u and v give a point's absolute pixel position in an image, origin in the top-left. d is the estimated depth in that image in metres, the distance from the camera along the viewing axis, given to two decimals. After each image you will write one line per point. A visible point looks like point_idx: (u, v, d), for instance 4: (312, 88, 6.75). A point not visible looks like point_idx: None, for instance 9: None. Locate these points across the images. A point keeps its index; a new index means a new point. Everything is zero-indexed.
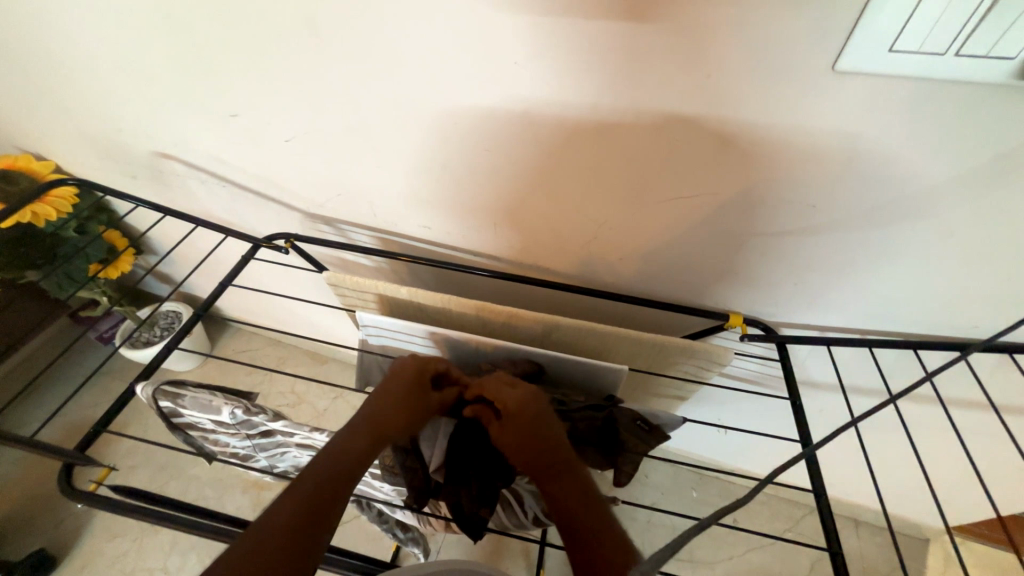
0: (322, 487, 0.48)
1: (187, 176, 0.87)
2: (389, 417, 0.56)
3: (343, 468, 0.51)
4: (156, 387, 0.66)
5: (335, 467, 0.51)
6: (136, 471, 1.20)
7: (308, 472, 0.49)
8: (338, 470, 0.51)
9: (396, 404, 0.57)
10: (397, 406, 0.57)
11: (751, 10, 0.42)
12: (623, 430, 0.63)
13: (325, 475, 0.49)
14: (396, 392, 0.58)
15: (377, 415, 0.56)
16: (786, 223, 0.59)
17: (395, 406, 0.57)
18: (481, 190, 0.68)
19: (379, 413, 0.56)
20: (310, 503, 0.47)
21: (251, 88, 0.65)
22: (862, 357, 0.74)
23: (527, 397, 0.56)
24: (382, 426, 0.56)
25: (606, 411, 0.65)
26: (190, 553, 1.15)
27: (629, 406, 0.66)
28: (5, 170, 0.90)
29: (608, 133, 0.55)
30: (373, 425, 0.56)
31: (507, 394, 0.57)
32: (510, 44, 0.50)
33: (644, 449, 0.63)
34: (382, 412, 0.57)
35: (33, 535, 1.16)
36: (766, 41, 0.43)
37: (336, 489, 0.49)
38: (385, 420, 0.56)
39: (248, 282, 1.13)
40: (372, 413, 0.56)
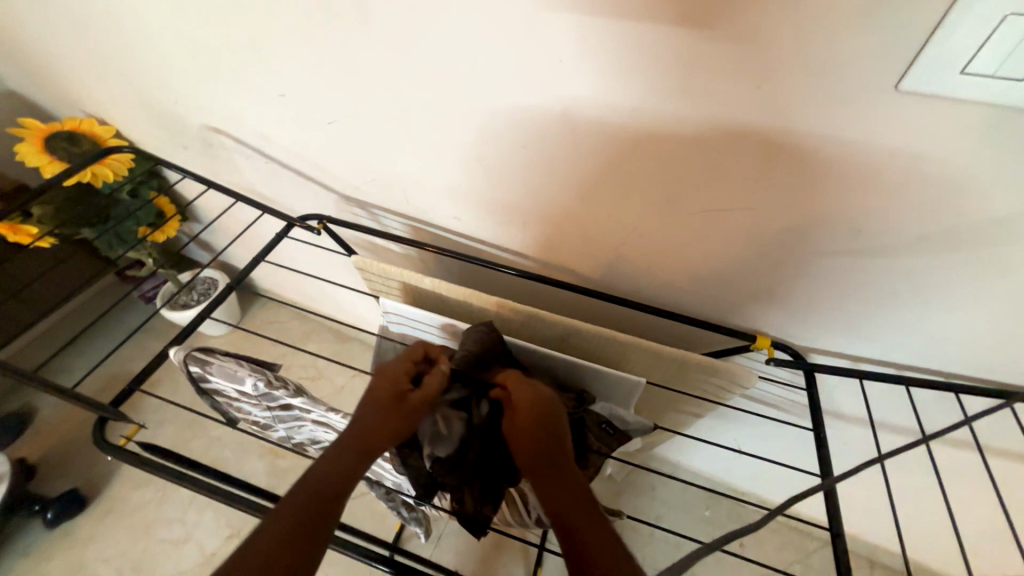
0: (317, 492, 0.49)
1: (233, 151, 0.90)
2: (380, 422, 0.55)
3: (331, 479, 0.51)
4: (187, 351, 0.69)
5: (328, 481, 0.50)
6: (163, 426, 1.26)
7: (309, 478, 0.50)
8: (326, 481, 0.50)
9: (382, 412, 0.55)
10: (389, 412, 0.55)
11: (813, 22, 0.40)
12: (590, 435, 0.64)
13: (317, 485, 0.50)
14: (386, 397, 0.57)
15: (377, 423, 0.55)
16: (828, 245, 0.56)
17: (388, 412, 0.55)
18: (512, 186, 0.68)
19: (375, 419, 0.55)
20: (306, 512, 0.48)
21: (298, 66, 0.66)
22: (894, 394, 0.70)
23: (535, 397, 0.56)
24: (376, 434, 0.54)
25: (578, 413, 0.64)
26: (206, 509, 1.21)
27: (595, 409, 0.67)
28: (70, 132, 0.94)
29: (647, 138, 0.54)
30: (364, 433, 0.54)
31: (524, 392, 0.57)
32: (556, 42, 0.50)
33: (608, 449, 0.66)
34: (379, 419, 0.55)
35: (68, 474, 1.24)
36: (823, 57, 0.41)
37: (331, 496, 0.50)
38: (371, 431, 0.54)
39: (281, 257, 1.17)
40: (365, 421, 0.55)
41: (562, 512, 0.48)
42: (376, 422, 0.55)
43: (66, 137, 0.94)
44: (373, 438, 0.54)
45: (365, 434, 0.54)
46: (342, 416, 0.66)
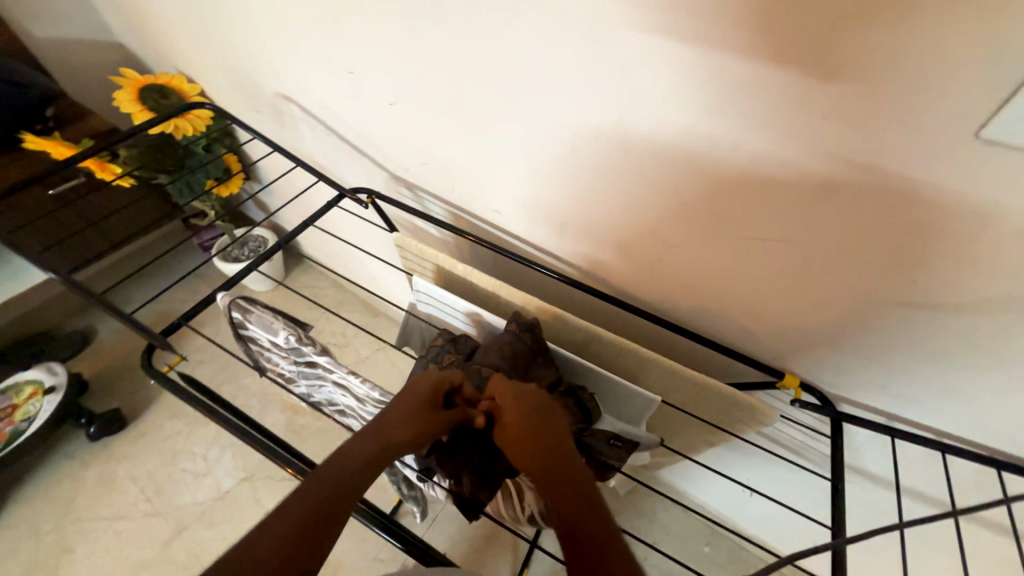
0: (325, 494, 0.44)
1: (299, 119, 0.95)
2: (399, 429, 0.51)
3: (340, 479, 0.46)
4: (233, 298, 0.75)
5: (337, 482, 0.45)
6: (201, 366, 1.36)
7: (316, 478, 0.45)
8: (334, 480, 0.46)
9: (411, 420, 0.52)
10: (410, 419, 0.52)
11: (895, 54, 0.38)
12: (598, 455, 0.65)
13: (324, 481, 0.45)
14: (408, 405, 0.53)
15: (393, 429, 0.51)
16: (879, 290, 0.53)
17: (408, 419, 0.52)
18: (556, 186, 0.68)
19: (394, 426, 0.51)
20: (312, 512, 0.43)
21: (370, 45, 0.69)
22: (929, 460, 0.66)
23: (529, 402, 0.53)
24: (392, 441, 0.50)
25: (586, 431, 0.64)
26: (226, 449, 1.29)
27: (604, 424, 0.67)
28: (162, 85, 1.03)
29: (698, 156, 0.53)
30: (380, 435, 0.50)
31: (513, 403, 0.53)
32: (618, 48, 0.50)
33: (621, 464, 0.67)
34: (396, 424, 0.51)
35: (114, 394, 1.36)
36: (900, 92, 0.39)
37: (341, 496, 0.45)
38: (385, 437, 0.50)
39: (327, 226, 1.23)
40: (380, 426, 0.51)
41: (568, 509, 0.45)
42: (396, 426, 0.51)
43: (158, 89, 1.02)
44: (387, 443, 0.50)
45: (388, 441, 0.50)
46: (360, 381, 0.69)
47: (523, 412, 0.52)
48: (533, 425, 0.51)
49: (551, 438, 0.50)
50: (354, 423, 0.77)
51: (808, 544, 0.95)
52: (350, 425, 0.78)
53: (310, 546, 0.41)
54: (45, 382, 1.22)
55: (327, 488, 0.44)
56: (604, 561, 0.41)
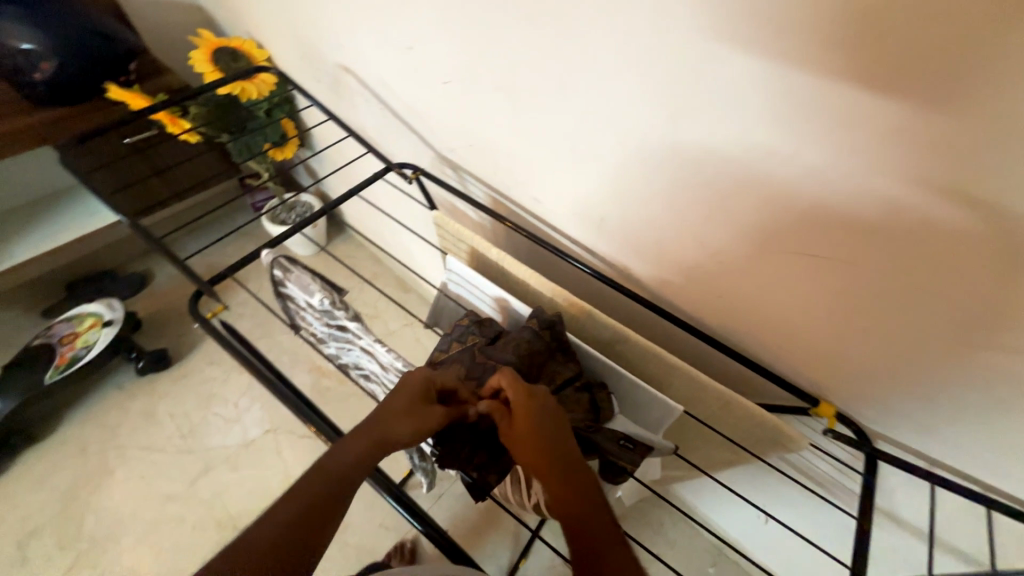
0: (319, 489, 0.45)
1: (356, 91, 0.98)
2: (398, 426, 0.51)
3: (332, 478, 0.46)
4: (276, 256, 0.78)
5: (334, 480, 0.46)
6: (242, 319, 1.43)
7: (311, 474, 0.46)
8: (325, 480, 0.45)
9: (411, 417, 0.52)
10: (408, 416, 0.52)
11: (995, 70, 0.33)
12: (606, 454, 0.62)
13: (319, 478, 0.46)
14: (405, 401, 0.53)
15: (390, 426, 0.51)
16: (939, 326, 0.49)
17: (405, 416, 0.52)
18: (601, 181, 0.67)
19: (391, 422, 0.51)
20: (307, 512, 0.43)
21: (431, 22, 0.69)
22: (970, 515, 0.61)
23: (531, 397, 0.53)
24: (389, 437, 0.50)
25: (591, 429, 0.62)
26: (256, 400, 1.36)
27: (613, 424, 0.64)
28: (234, 49, 1.08)
29: (752, 163, 0.50)
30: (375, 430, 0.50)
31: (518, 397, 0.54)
32: (680, 43, 0.47)
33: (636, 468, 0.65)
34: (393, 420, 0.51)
35: (163, 335, 1.46)
36: (994, 114, 0.35)
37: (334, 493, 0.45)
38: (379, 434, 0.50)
39: (371, 198, 1.26)
40: (379, 421, 0.51)
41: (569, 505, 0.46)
42: (394, 422, 0.51)
43: (230, 53, 1.07)
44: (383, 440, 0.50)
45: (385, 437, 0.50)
46: (386, 350, 0.70)
47: (531, 407, 0.53)
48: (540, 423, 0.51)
49: (557, 438, 0.50)
50: (377, 389, 0.80)
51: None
52: (373, 390, 0.81)
53: (304, 543, 0.41)
54: (103, 315, 1.32)
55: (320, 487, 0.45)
56: (604, 555, 0.42)
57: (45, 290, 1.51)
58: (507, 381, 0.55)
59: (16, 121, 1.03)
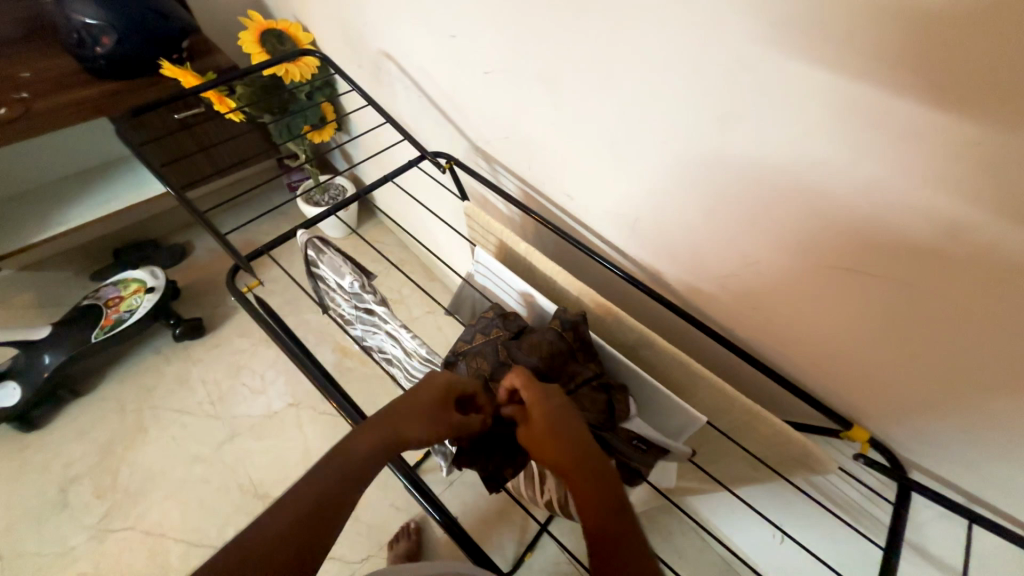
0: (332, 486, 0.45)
1: (396, 78, 0.99)
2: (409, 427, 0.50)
3: (341, 475, 0.46)
4: (311, 237, 0.80)
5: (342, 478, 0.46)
6: (273, 295, 1.48)
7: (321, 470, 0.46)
8: (334, 477, 0.46)
9: (425, 418, 0.51)
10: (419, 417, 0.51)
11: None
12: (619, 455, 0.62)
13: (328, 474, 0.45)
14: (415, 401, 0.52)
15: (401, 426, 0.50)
16: (995, 359, 0.45)
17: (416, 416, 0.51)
18: (638, 180, 0.65)
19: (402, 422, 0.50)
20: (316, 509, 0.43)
21: (476, 11, 0.69)
22: (1008, 558, 0.57)
23: (546, 399, 0.52)
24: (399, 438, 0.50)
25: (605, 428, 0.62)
26: (281, 374, 1.40)
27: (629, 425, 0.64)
28: (281, 31, 1.10)
29: (799, 174, 0.48)
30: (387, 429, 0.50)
31: (534, 397, 0.53)
32: (732, 42, 0.45)
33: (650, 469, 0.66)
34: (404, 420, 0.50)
35: (199, 305, 1.52)
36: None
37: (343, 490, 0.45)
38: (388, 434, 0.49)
39: (403, 185, 1.27)
40: (390, 419, 0.50)
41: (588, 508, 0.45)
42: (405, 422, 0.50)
43: (277, 35, 1.09)
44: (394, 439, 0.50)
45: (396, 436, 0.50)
46: (411, 336, 0.71)
47: (547, 406, 0.52)
48: (556, 423, 0.50)
49: (573, 437, 0.49)
50: (398, 374, 0.81)
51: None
52: (394, 375, 0.82)
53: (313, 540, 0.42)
54: (147, 282, 1.39)
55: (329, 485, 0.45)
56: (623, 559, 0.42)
57: (95, 254, 1.60)
58: (523, 381, 0.54)
59: (74, 94, 1.10)
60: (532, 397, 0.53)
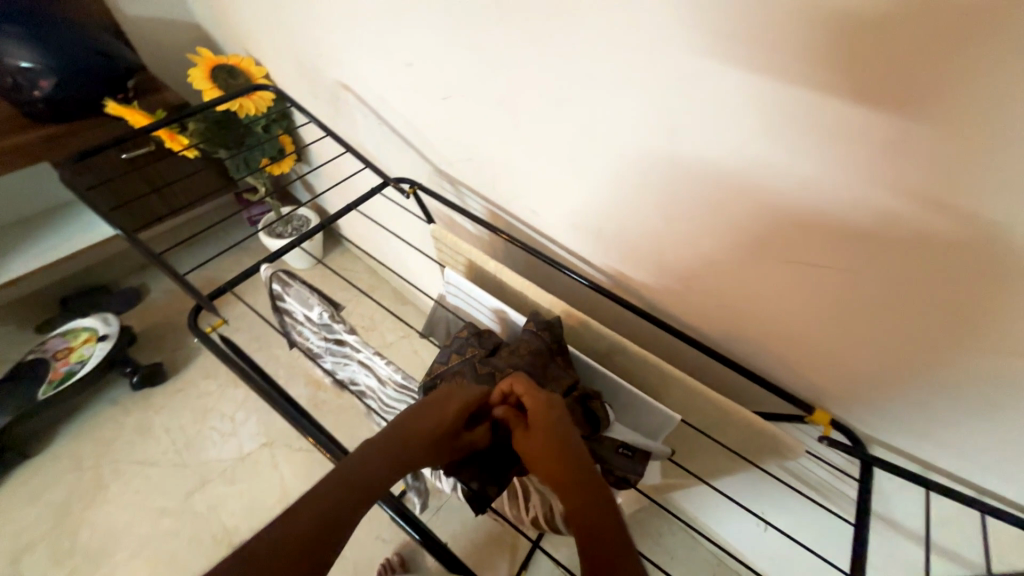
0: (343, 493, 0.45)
1: (354, 108, 1.00)
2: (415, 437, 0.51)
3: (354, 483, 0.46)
4: (275, 271, 0.79)
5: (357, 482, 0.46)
6: (238, 332, 1.43)
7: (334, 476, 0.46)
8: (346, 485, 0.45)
9: (429, 429, 0.52)
10: (425, 425, 0.52)
11: (988, 88, 0.34)
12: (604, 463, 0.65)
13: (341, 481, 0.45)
14: (421, 414, 0.53)
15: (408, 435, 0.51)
16: (933, 334, 0.50)
17: (423, 426, 0.52)
18: (597, 191, 0.68)
19: (410, 433, 0.51)
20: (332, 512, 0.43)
21: (430, 41, 0.71)
22: (965, 519, 0.62)
23: (547, 404, 0.55)
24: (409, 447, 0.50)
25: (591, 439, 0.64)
26: (252, 414, 1.34)
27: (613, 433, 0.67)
28: (232, 66, 1.09)
29: (743, 177, 0.52)
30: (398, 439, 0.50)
31: (533, 401, 0.55)
32: (671, 62, 0.49)
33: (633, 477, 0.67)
34: (410, 431, 0.51)
35: (158, 350, 1.45)
36: (987, 130, 0.36)
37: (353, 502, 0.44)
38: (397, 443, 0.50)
39: (368, 212, 1.27)
40: (399, 429, 0.51)
41: (583, 509, 0.45)
42: (414, 430, 0.51)
43: (228, 70, 1.08)
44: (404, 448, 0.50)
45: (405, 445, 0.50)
46: (384, 363, 0.71)
47: (546, 412, 0.54)
48: (552, 428, 0.52)
49: (566, 443, 0.51)
50: (373, 403, 0.80)
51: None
52: (369, 404, 0.81)
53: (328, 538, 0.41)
54: (99, 330, 1.31)
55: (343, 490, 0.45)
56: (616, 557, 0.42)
57: (38, 305, 1.50)
58: (522, 387, 0.56)
59: (11, 139, 1.05)
60: (532, 403, 0.55)
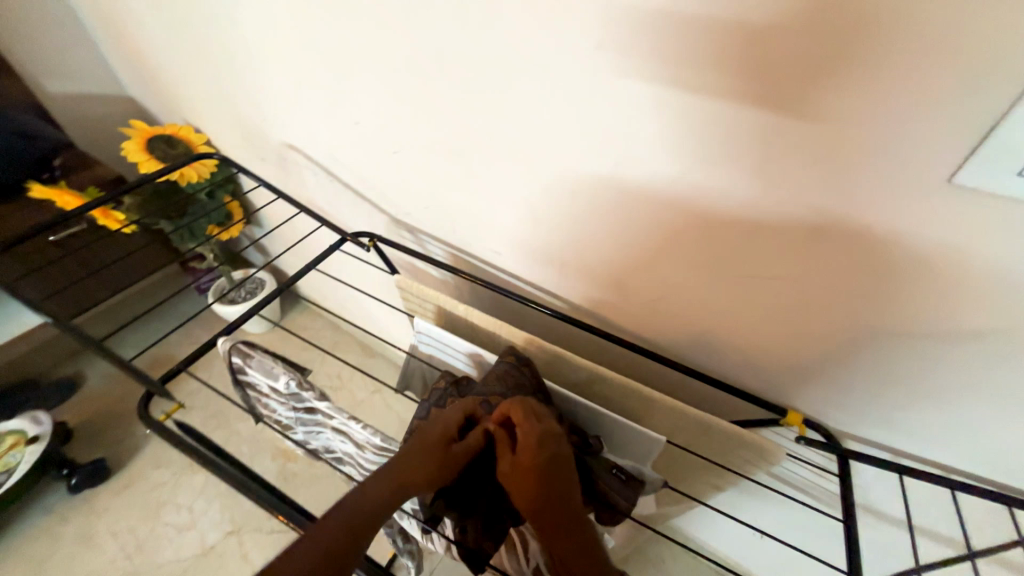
0: (339, 538, 0.48)
1: (303, 167, 0.99)
2: (413, 470, 0.52)
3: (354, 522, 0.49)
4: (233, 343, 0.75)
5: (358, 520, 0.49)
6: (192, 411, 1.32)
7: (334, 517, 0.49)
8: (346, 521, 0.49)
9: (424, 460, 0.53)
10: (422, 456, 0.53)
11: (881, 103, 0.40)
12: (601, 484, 0.63)
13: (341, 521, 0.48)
14: (420, 445, 0.54)
15: (405, 469, 0.53)
16: (878, 328, 0.54)
17: (419, 458, 0.53)
18: (556, 227, 0.70)
19: (407, 466, 0.53)
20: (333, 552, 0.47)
21: (377, 101, 0.73)
22: (938, 496, 0.65)
23: (544, 436, 0.51)
24: (403, 481, 0.52)
25: (586, 462, 0.63)
26: (214, 501, 1.23)
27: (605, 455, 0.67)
28: (170, 136, 1.06)
29: (690, 201, 0.56)
30: (397, 474, 0.52)
31: (528, 429, 0.52)
32: (611, 103, 0.53)
33: (626, 504, 0.65)
34: (407, 464, 0.53)
35: (99, 444, 1.30)
36: (888, 141, 0.41)
37: (354, 541, 0.48)
38: (396, 477, 0.52)
39: (327, 268, 1.24)
40: (398, 463, 0.53)
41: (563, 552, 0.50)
42: (411, 463, 0.53)
43: (165, 139, 1.05)
44: (402, 482, 0.52)
45: (403, 477, 0.52)
46: (361, 426, 0.68)
47: (537, 448, 0.50)
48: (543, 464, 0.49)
49: (556, 483, 0.49)
50: (353, 471, 0.75)
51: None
52: (348, 472, 0.76)
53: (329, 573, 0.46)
54: (27, 432, 1.16)
55: (343, 528, 0.48)
56: None
57: None
58: (518, 414, 0.53)
59: None
60: (524, 434, 0.51)
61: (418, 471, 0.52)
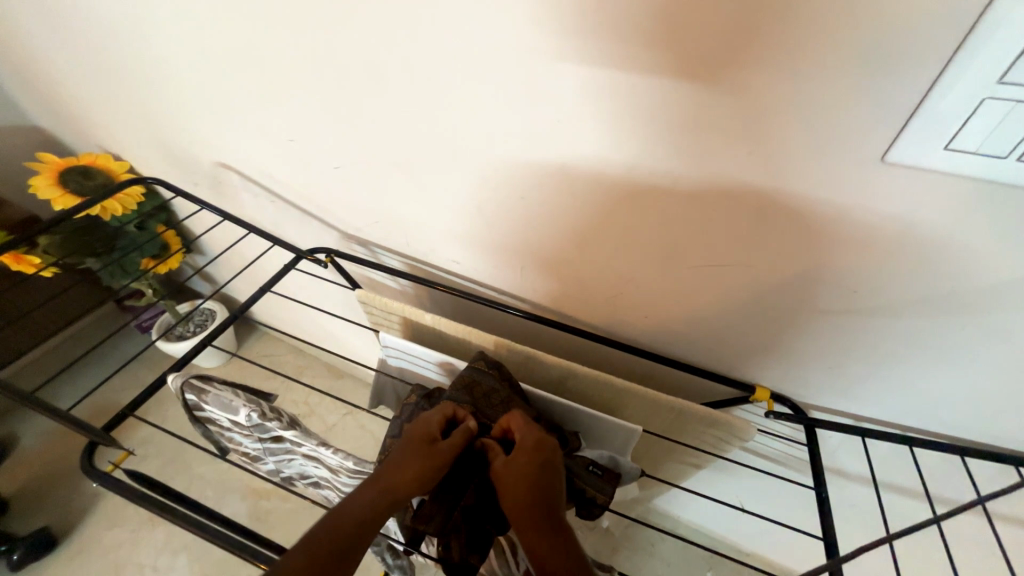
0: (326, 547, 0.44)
1: (240, 187, 0.93)
2: (403, 469, 0.50)
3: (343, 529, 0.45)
4: (185, 379, 0.69)
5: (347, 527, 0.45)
6: (146, 461, 1.23)
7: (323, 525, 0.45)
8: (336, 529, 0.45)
9: (415, 458, 0.51)
10: (412, 457, 0.52)
11: (817, 83, 0.40)
12: (578, 481, 0.62)
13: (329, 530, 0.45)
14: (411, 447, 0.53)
15: (396, 470, 0.50)
16: (828, 303, 0.56)
17: (410, 459, 0.51)
18: (513, 231, 0.69)
19: (398, 467, 0.51)
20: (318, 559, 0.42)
21: (311, 115, 0.69)
22: (895, 453, 0.69)
23: (542, 441, 0.53)
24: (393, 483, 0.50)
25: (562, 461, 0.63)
26: (180, 553, 1.15)
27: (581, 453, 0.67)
28: (86, 166, 0.97)
29: (641, 194, 0.56)
30: (386, 476, 0.50)
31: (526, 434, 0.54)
32: (554, 101, 0.51)
33: (606, 498, 0.63)
34: (398, 466, 0.51)
35: (42, 511, 1.20)
36: (824, 123, 0.42)
37: (342, 550, 0.44)
38: (386, 480, 0.50)
39: (280, 291, 1.18)
40: (388, 466, 0.51)
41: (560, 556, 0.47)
42: (402, 464, 0.51)
43: (80, 171, 0.96)
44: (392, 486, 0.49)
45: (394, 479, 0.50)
46: (332, 451, 0.64)
47: (534, 451, 0.52)
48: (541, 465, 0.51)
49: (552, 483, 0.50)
50: (331, 495, 0.72)
51: (815, 559, 0.96)
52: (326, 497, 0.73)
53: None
54: None
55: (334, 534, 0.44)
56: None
57: None
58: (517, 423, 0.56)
59: None
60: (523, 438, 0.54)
61: (409, 471, 0.50)
